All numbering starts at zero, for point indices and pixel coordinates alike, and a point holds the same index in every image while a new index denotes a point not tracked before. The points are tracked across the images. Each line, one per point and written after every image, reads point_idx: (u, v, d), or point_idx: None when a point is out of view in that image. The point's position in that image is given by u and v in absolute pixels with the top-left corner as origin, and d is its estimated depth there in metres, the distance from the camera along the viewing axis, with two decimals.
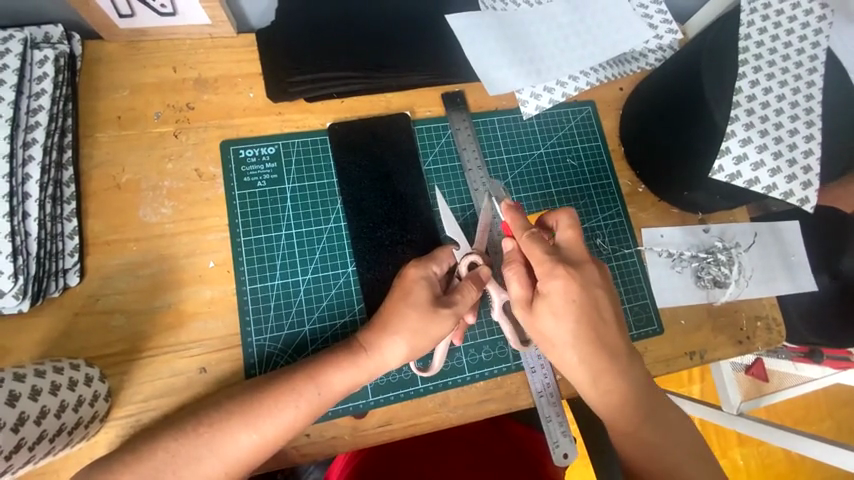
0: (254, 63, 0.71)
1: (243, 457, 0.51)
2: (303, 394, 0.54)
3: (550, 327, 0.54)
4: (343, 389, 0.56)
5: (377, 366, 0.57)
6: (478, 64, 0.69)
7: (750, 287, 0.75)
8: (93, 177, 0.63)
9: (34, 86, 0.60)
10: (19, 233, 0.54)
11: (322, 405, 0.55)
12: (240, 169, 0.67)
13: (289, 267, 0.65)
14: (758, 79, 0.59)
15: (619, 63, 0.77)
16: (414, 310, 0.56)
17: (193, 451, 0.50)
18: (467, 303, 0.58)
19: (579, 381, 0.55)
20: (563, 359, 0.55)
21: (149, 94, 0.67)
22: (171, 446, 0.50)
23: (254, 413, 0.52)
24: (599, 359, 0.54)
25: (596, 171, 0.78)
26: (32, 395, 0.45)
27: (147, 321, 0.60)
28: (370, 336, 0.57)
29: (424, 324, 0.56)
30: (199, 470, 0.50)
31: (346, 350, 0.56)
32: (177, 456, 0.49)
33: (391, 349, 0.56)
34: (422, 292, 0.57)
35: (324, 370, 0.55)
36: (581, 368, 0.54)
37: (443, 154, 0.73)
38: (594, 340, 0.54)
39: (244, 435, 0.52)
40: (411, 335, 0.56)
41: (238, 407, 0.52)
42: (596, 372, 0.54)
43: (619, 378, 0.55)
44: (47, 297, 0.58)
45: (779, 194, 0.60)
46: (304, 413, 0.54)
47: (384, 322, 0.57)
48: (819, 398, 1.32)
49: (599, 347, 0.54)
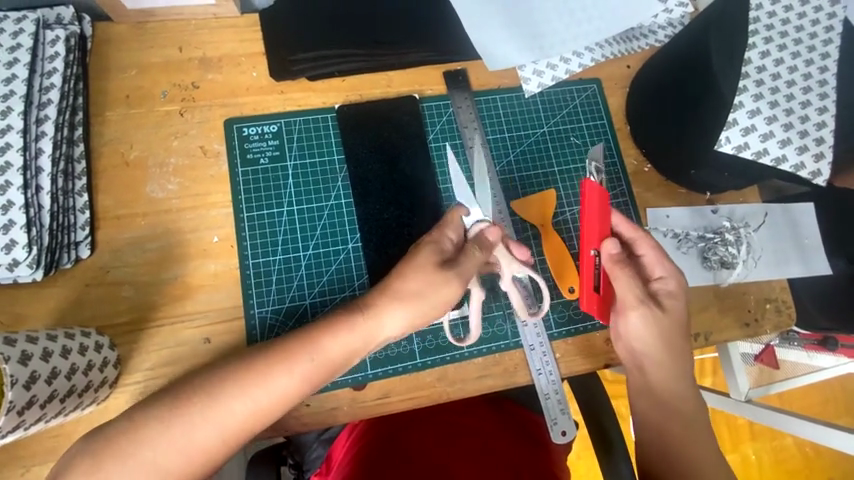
0: (257, 43, 0.71)
1: (235, 427, 0.50)
2: (299, 358, 0.53)
3: (672, 306, 0.60)
4: (338, 356, 0.54)
5: (373, 331, 0.55)
6: (476, 36, 0.69)
7: (758, 269, 0.74)
8: (102, 153, 0.65)
9: (46, 66, 0.62)
10: (33, 205, 0.57)
11: (319, 372, 0.54)
12: (243, 145, 0.68)
13: (291, 243, 0.66)
14: (768, 50, 0.57)
15: (626, 39, 0.77)
16: (422, 273, 0.55)
17: (191, 411, 0.49)
18: (469, 267, 0.57)
19: (665, 388, 0.60)
20: (656, 374, 0.60)
21: (155, 74, 0.69)
22: (174, 398, 0.49)
23: (254, 379, 0.51)
24: (677, 340, 0.60)
25: (600, 150, 0.77)
26: (43, 356, 0.47)
27: (154, 292, 0.62)
28: (376, 299, 0.56)
29: (428, 288, 0.55)
30: (198, 431, 0.49)
31: (346, 312, 0.55)
32: (186, 407, 0.49)
33: (389, 317, 0.55)
34: (429, 255, 0.56)
35: (320, 334, 0.54)
36: (672, 377, 0.60)
37: (444, 131, 0.73)
38: (677, 361, 0.60)
39: (238, 402, 0.50)
40: (417, 300, 0.55)
41: (240, 371, 0.51)
42: (682, 381, 0.60)
43: (675, 327, 0.60)
44: (60, 268, 0.61)
45: (790, 167, 0.58)
46: (301, 379, 0.53)
47: (390, 286, 0.56)
48: (836, 392, 1.29)
49: (681, 337, 0.60)
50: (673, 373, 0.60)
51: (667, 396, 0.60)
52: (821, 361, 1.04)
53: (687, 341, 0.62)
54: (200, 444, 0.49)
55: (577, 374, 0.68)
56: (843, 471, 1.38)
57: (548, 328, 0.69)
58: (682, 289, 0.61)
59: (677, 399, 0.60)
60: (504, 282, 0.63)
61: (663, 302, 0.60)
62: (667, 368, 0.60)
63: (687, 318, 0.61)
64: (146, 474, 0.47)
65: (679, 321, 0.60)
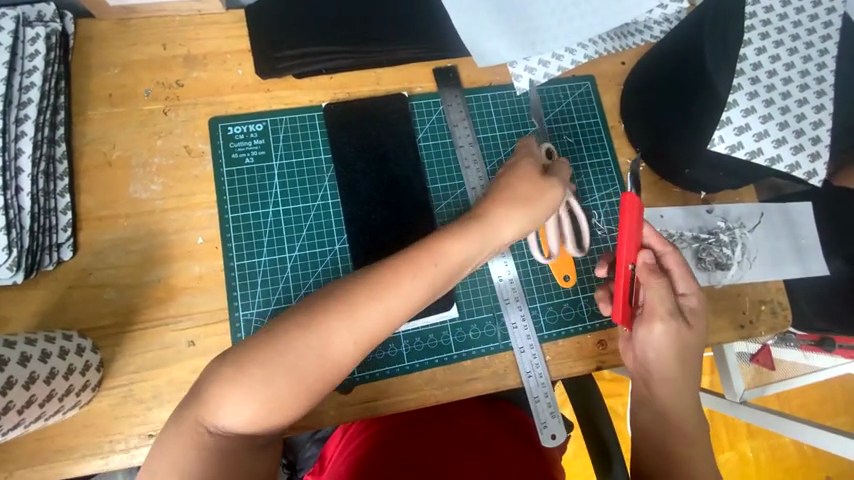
0: (242, 40, 0.70)
1: (349, 352, 0.46)
2: (421, 265, 0.49)
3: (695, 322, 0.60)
4: (459, 260, 0.51)
5: (491, 235, 0.53)
6: (465, 33, 0.68)
7: (753, 270, 0.73)
8: (84, 153, 0.64)
9: (26, 64, 0.61)
10: (12, 207, 0.56)
11: (438, 279, 0.50)
12: (228, 145, 0.67)
13: (276, 245, 0.65)
14: (765, 46, 0.55)
15: (620, 36, 0.76)
16: (527, 179, 0.55)
17: (317, 334, 0.45)
18: (565, 173, 0.59)
19: (675, 402, 0.59)
20: (671, 388, 0.59)
21: (138, 71, 0.67)
22: (293, 323, 0.45)
23: (372, 296, 0.47)
24: (695, 356, 0.59)
25: (594, 149, 0.75)
26: (21, 361, 0.46)
27: (138, 294, 0.61)
28: (486, 208, 0.54)
29: (533, 194, 0.54)
30: (330, 345, 0.45)
31: (458, 222, 0.53)
32: (304, 329, 0.45)
33: (505, 220, 0.53)
34: (529, 165, 0.56)
35: (437, 240, 0.51)
36: (685, 392, 0.59)
37: (433, 130, 0.72)
38: (692, 376, 0.59)
39: (230, 401, 0.44)
40: (525, 206, 0.54)
41: (357, 291, 0.47)
42: (693, 397, 0.59)
43: (697, 340, 0.59)
44: (42, 270, 0.60)
45: (784, 167, 0.56)
46: (427, 286, 0.49)
47: (494, 192, 0.55)
48: (835, 391, 1.28)
49: (699, 354, 0.60)
50: (687, 388, 0.59)
51: (674, 411, 0.59)
52: (819, 362, 1.02)
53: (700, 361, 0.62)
54: (179, 447, 0.44)
55: (568, 377, 0.67)
56: (841, 470, 1.37)
57: (538, 330, 0.68)
58: (704, 307, 0.61)
59: (686, 416, 0.59)
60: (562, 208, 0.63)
61: (687, 317, 0.60)
62: (683, 382, 0.59)
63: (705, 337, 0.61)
64: (264, 398, 0.44)
65: (702, 339, 0.60)
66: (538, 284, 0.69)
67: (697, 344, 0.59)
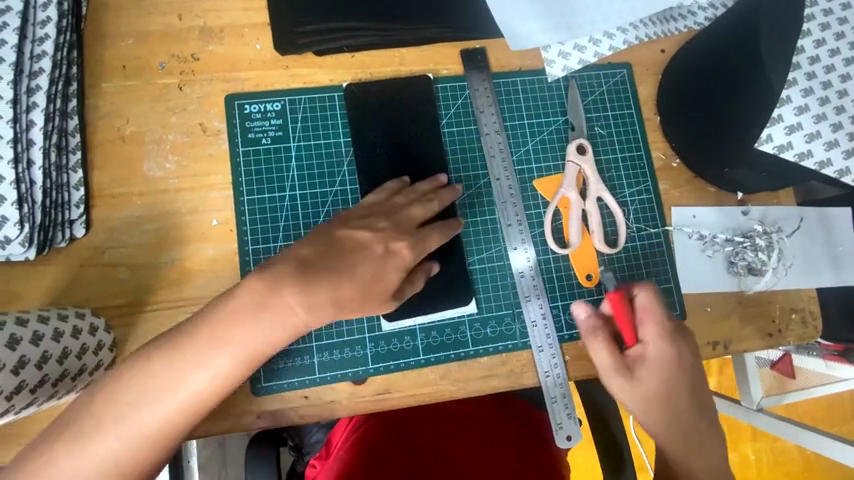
0: (261, 13, 0.66)
1: (231, 374, 0.48)
2: (251, 324, 0.48)
3: (649, 375, 0.53)
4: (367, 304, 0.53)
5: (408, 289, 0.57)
6: (498, 11, 0.64)
7: (787, 277, 0.69)
8: (97, 128, 0.62)
9: (37, 31, 0.57)
10: (24, 181, 0.54)
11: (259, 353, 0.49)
12: (245, 124, 0.64)
13: (293, 230, 0.63)
14: (824, 38, 0.51)
15: (664, 20, 0.71)
16: (343, 281, 0.52)
17: (185, 356, 0.46)
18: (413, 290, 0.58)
19: (668, 449, 0.55)
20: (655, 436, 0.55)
21: (153, 43, 0.64)
22: (180, 357, 0.46)
23: (260, 314, 0.48)
24: (678, 406, 0.54)
25: (627, 142, 0.71)
26: (33, 340, 0.47)
27: (151, 275, 0.60)
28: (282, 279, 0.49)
29: (369, 280, 0.53)
30: (175, 391, 0.46)
31: (316, 275, 0.51)
32: (176, 350, 0.47)
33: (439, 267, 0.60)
34: (391, 276, 0.54)
35: (267, 300, 0.49)
36: (677, 444, 0.54)
37: (458, 116, 0.68)
38: (676, 427, 0.54)
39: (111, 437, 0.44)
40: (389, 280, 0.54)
41: (202, 319, 0.48)
42: (692, 447, 0.54)
43: (664, 390, 0.53)
44: (54, 247, 0.59)
45: (834, 172, 0.53)
46: (235, 357, 0.48)
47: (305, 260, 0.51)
48: (847, 400, 1.25)
49: (686, 405, 0.54)
50: (681, 441, 0.54)
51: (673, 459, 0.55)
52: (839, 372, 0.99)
53: (702, 403, 0.55)
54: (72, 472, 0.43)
55: (587, 378, 0.65)
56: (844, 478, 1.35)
57: (559, 330, 0.65)
58: (667, 356, 0.53)
59: (694, 464, 0.54)
60: (589, 202, 0.66)
61: (639, 370, 0.53)
62: (665, 435, 0.54)
63: (695, 382, 0.54)
64: (132, 427, 0.45)
65: (688, 386, 0.54)
66: (560, 281, 0.66)
67: (685, 384, 0.54)
